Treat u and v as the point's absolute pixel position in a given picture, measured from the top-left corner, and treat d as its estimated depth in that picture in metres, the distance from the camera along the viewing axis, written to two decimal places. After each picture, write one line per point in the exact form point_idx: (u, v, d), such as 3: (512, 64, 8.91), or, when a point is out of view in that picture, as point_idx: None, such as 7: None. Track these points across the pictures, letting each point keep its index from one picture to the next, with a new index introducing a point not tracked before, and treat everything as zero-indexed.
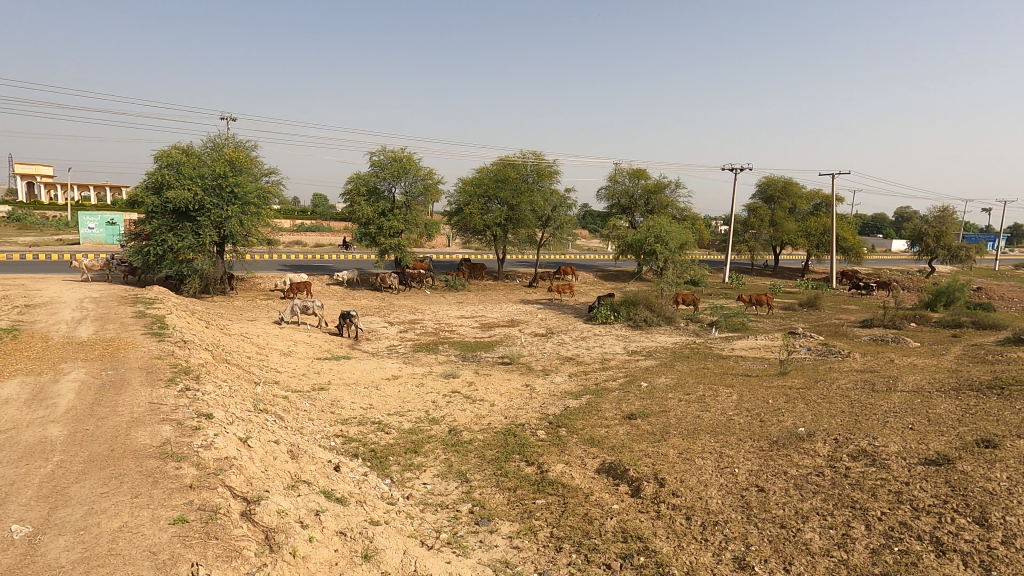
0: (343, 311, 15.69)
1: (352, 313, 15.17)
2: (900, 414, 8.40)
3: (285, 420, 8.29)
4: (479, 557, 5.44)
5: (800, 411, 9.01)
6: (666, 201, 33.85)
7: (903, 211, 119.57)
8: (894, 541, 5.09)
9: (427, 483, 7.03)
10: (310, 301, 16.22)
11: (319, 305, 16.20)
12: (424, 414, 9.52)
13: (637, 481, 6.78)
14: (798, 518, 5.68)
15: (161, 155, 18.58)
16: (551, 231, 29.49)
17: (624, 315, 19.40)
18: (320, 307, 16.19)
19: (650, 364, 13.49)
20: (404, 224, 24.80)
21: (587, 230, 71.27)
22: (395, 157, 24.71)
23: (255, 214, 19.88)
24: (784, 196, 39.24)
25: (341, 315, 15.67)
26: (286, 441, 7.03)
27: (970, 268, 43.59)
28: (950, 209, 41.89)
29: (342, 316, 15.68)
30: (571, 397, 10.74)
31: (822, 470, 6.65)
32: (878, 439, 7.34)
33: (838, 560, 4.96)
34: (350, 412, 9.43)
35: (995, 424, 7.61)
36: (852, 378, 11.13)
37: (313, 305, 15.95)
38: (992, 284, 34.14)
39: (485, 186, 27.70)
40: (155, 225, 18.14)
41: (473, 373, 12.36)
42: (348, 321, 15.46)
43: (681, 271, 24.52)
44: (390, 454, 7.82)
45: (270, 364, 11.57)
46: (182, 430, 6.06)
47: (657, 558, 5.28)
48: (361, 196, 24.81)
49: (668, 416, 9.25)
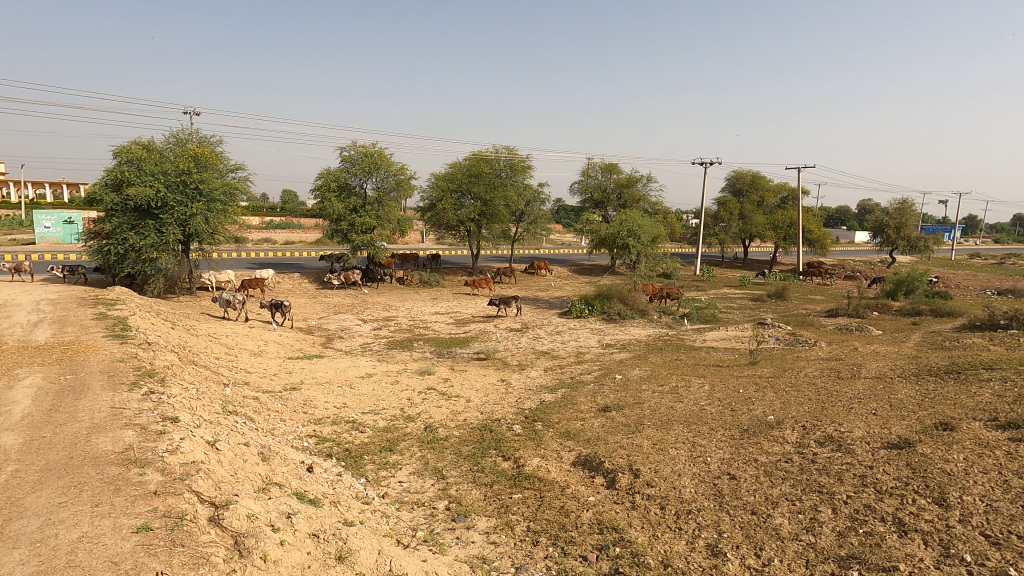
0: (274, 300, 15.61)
1: (283, 302, 15.18)
2: (864, 400, 8.69)
3: (255, 421, 8.11)
4: (456, 554, 5.41)
5: (769, 399, 9.24)
6: (638, 194, 34.25)
7: (865, 203, 123.65)
8: (859, 524, 5.22)
9: (403, 481, 6.98)
10: (236, 294, 15.81)
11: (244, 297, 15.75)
12: (399, 412, 9.43)
13: (612, 472, 6.88)
14: (768, 504, 5.81)
15: (120, 151, 17.96)
16: (525, 226, 29.95)
17: (598, 309, 19.49)
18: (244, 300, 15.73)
19: (624, 357, 13.64)
20: (376, 220, 24.46)
21: (560, 225, 71.99)
22: (366, 153, 24.38)
23: (221, 211, 19.41)
24: (752, 189, 40.45)
25: (272, 303, 15.60)
26: (257, 443, 6.89)
27: (927, 258, 45.39)
28: (908, 202, 43.53)
29: (273, 305, 15.58)
30: (547, 391, 10.81)
31: (790, 457, 6.83)
32: (843, 425, 7.58)
33: (806, 544, 5.06)
34: (324, 411, 9.28)
35: (952, 408, 7.94)
36: (819, 366, 11.48)
37: (236, 297, 15.57)
38: (949, 274, 35.49)
39: (458, 181, 27.46)
40: (115, 223, 17.44)
41: (449, 369, 12.30)
42: (279, 310, 15.59)
43: (655, 264, 24.91)
44: (365, 453, 7.73)
45: (240, 364, 11.31)
46: (146, 435, 5.88)
47: (631, 548, 5.31)
48: (331, 192, 24.26)
49: (643, 408, 9.40)
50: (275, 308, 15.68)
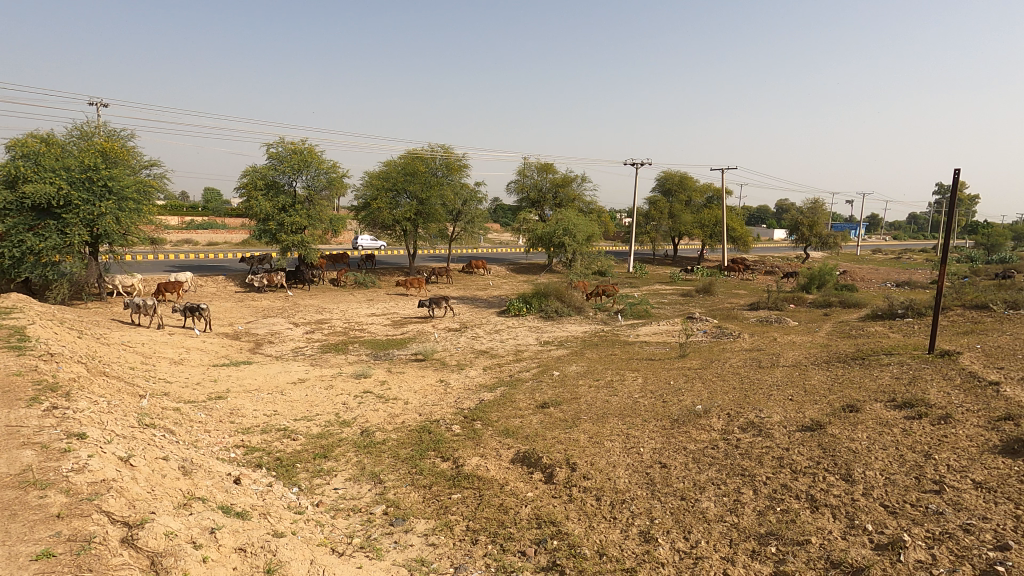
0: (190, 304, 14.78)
1: (201, 306, 14.40)
2: (781, 387, 9.30)
3: (176, 434, 7.61)
4: (394, 558, 5.33)
5: (697, 389, 9.71)
6: (573, 194, 34.97)
7: (782, 203, 132.04)
8: (777, 502, 5.58)
9: (338, 488, 6.79)
10: (148, 298, 14.81)
11: (157, 302, 14.79)
12: (334, 417, 9.16)
13: (550, 467, 6.99)
14: (696, 489, 6.10)
15: (13, 144, 16.34)
16: (462, 225, 29.88)
17: (536, 307, 19.72)
18: (157, 304, 14.77)
19: (562, 353, 13.90)
20: (307, 220, 23.62)
21: (498, 224, 72.31)
22: (295, 150, 23.45)
23: (134, 210, 18.09)
24: (681, 189, 42.28)
25: (188, 307, 14.77)
26: (178, 457, 6.48)
27: (837, 254, 49.11)
28: (820, 202, 46.84)
29: (189, 309, 14.74)
30: (486, 389, 10.84)
31: (716, 443, 7.21)
32: (763, 411, 8.08)
33: (730, 524, 5.34)
34: (252, 420, 8.86)
35: (858, 391, 8.65)
36: (742, 356, 12.18)
37: (148, 302, 14.59)
38: (856, 268, 38.54)
39: (393, 179, 26.95)
40: (10, 224, 15.85)
41: (386, 371, 12.07)
42: (196, 314, 14.79)
43: (590, 262, 25.53)
44: (298, 461, 7.45)
45: (158, 374, 10.59)
46: (48, 454, 5.40)
47: (568, 540, 5.41)
48: (258, 190, 23.16)
49: (580, 402, 9.62)
50: (191, 312, 14.84)
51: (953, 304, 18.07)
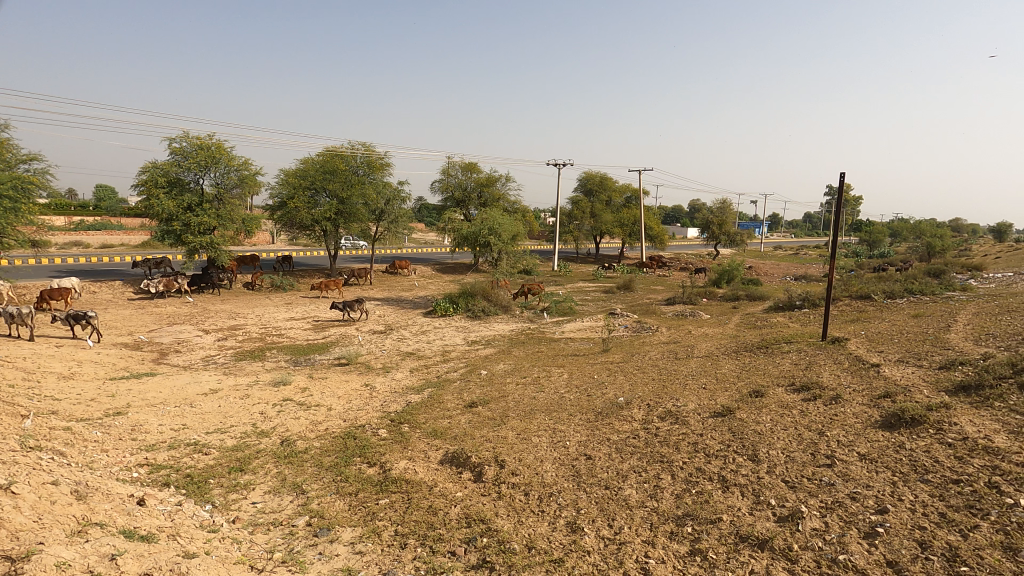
0: (74, 311, 13.42)
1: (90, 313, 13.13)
2: (696, 377, 9.88)
3: (67, 455, 6.91)
4: (319, 570, 5.14)
5: (619, 382, 10.11)
6: (497, 193, 35.20)
7: (694, 203, 139.84)
8: (692, 485, 5.93)
9: (256, 502, 6.45)
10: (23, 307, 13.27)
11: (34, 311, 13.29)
12: (251, 428, 8.68)
13: (479, 465, 7.02)
14: (619, 478, 6.36)
15: None
16: (385, 225, 29.29)
17: (463, 307, 19.67)
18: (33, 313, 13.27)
19: (489, 352, 13.98)
20: (217, 220, 22.22)
21: (423, 224, 71.36)
22: (201, 145, 21.91)
23: (10, 210, 16.18)
24: (601, 189, 43.73)
25: (72, 314, 13.39)
26: (70, 480, 5.89)
27: (743, 251, 52.75)
28: (727, 202, 50.08)
29: (74, 317, 13.38)
30: (413, 392, 10.70)
31: (637, 433, 7.55)
32: (680, 400, 8.55)
33: (650, 509, 5.62)
34: (158, 436, 8.21)
35: (762, 377, 9.36)
36: (660, 349, 12.81)
37: (24, 310, 13.08)
38: (760, 263, 41.61)
39: (311, 178, 25.86)
40: None
41: (307, 377, 11.59)
42: (81, 321, 13.44)
43: (515, 261, 25.82)
44: (211, 477, 7.00)
45: (43, 391, 9.54)
46: None
47: (497, 537, 5.45)
48: (159, 188, 21.42)
49: (507, 400, 9.73)
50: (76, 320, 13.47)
51: (841, 295, 19.96)
